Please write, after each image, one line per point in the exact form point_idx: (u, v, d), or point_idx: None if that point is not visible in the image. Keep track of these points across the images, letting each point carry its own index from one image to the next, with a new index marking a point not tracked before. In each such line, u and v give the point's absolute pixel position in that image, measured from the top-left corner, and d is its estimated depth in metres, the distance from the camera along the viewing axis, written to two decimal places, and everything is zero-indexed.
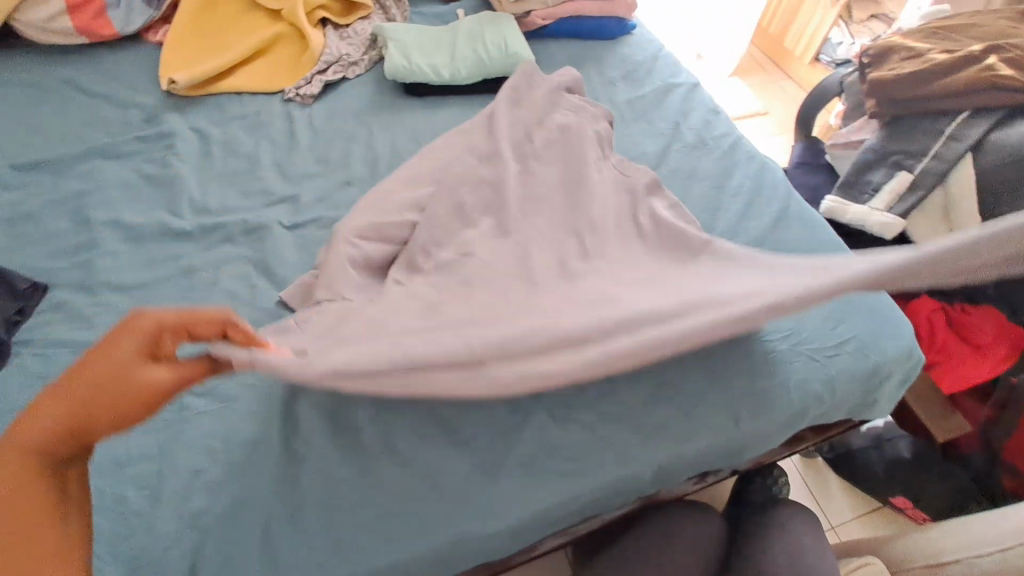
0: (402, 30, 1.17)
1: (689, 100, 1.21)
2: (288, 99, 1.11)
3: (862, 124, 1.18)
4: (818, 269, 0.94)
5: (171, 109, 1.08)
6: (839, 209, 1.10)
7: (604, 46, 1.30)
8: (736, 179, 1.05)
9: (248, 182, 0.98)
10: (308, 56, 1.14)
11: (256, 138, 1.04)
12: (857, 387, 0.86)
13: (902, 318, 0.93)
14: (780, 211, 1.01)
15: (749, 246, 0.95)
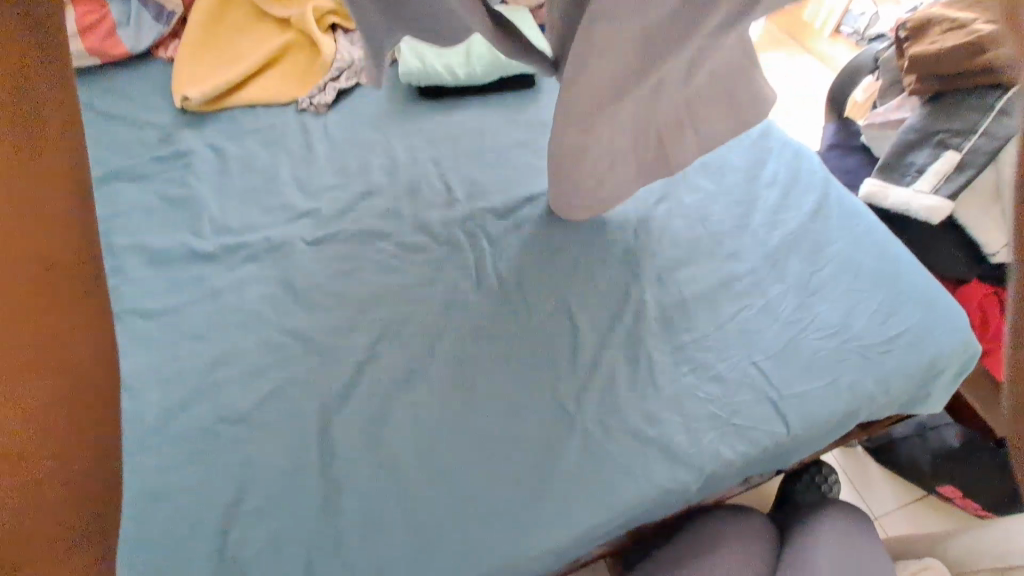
0: None
1: None
2: (302, 110, 1.09)
3: (900, 101, 1.12)
4: (863, 258, 0.90)
5: (186, 127, 1.06)
6: (880, 192, 1.06)
7: None
8: (771, 167, 1.01)
9: (268, 198, 0.96)
10: (320, 64, 1.12)
11: (272, 152, 1.02)
12: (912, 383, 0.82)
13: (954, 306, 0.88)
14: (819, 199, 0.96)
15: (789, 237, 0.91)
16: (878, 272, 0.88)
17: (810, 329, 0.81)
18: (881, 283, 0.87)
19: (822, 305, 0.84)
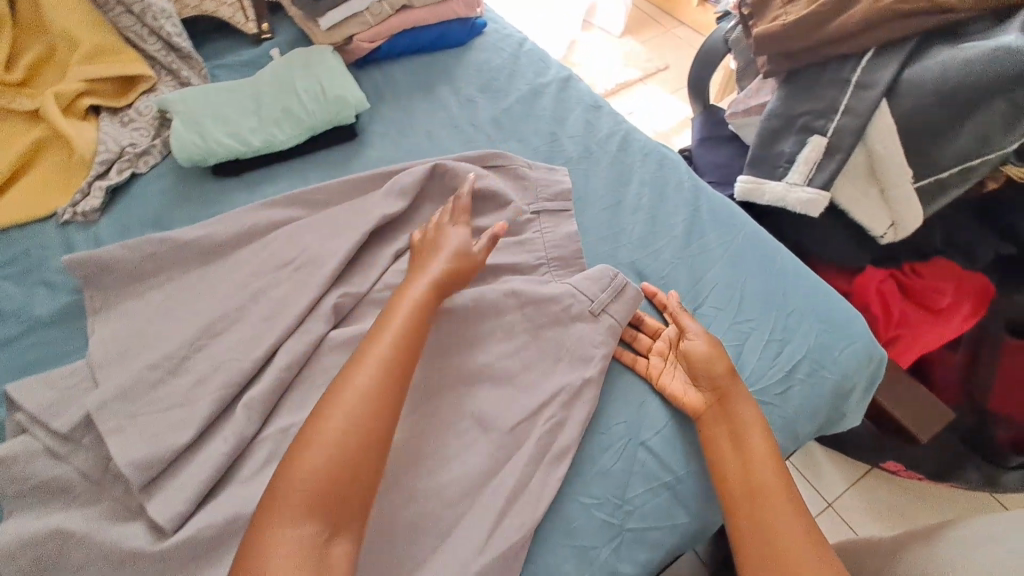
0: (190, 96, 0.93)
1: (562, 101, 1.04)
2: (65, 221, 0.87)
3: (758, 85, 1.03)
4: (748, 280, 0.79)
5: None
6: (754, 189, 0.96)
7: (453, 58, 1.11)
8: (633, 186, 0.90)
9: (23, 351, 0.75)
10: (76, 160, 0.90)
11: (29, 287, 0.81)
12: (821, 418, 0.72)
13: (851, 312, 0.79)
14: (691, 216, 0.86)
15: (663, 272, 0.80)
16: (764, 294, 0.78)
17: None
18: (769, 306, 0.77)
19: None
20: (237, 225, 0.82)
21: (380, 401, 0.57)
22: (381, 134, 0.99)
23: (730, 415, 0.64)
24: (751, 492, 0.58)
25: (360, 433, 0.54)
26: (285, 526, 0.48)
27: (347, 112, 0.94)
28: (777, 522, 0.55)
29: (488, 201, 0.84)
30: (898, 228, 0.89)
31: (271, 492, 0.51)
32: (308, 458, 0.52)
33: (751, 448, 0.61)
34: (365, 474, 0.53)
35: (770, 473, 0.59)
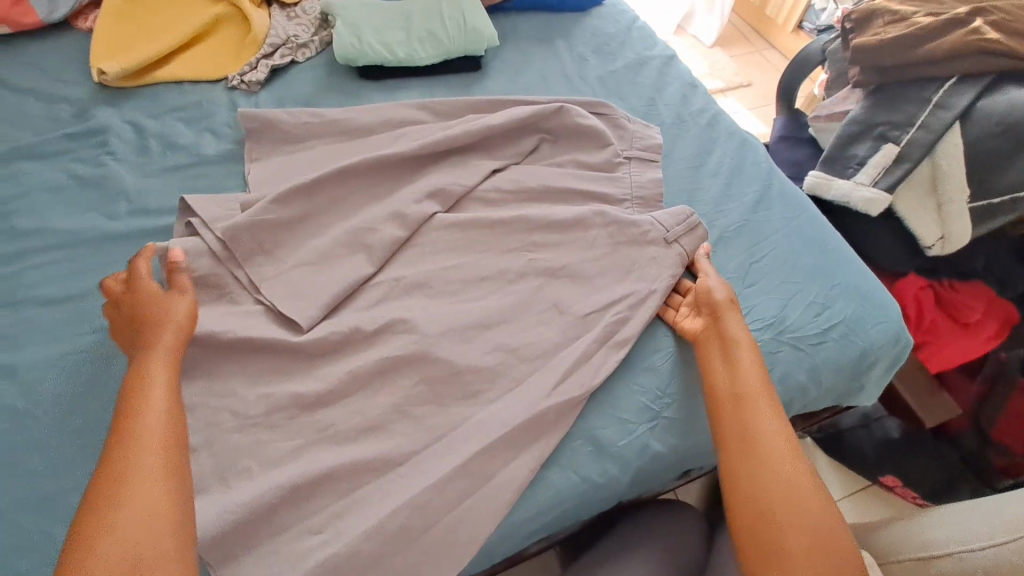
0: (353, 7, 1.09)
1: (664, 74, 1.15)
2: (232, 87, 1.03)
3: (846, 94, 1.12)
4: (801, 251, 0.90)
5: (104, 102, 0.99)
6: (823, 184, 1.06)
7: (573, 19, 1.24)
8: (715, 156, 1.01)
9: (191, 179, 0.91)
10: (250, 38, 1.05)
11: (197, 131, 0.97)
12: (843, 375, 0.82)
13: (888, 299, 0.89)
14: (762, 191, 0.97)
15: (729, 229, 0.91)
16: (815, 265, 0.89)
17: (747, 320, 0.81)
18: (817, 275, 0.87)
19: (758, 297, 0.83)
20: (377, 117, 0.97)
21: (165, 482, 0.55)
22: (502, 70, 1.12)
23: (722, 331, 0.74)
24: (732, 392, 0.69)
25: (163, 500, 0.54)
26: (122, 543, 0.50)
27: (479, 45, 1.08)
28: (754, 425, 0.65)
29: (592, 139, 0.95)
30: (946, 241, 0.98)
31: (100, 493, 0.52)
32: (134, 448, 0.55)
33: (740, 359, 0.71)
34: (176, 472, 0.56)
35: (752, 375, 0.69)
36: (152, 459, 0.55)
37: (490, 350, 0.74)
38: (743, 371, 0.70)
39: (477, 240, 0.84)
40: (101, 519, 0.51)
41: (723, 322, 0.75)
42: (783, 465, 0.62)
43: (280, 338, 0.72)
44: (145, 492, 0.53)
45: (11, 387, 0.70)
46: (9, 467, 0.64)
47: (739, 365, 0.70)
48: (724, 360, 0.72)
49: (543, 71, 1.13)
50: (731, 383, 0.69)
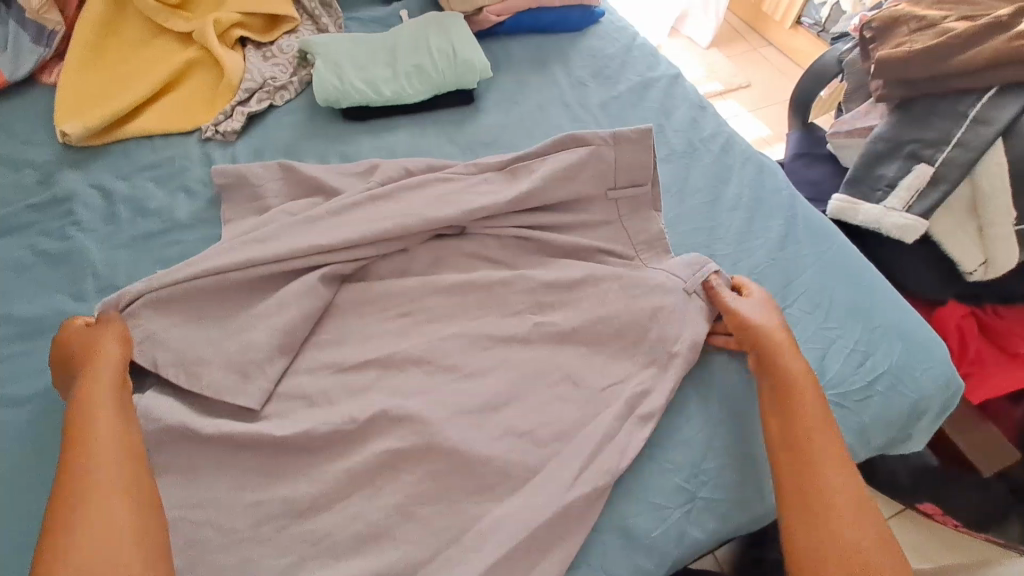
0: (333, 43, 1.01)
1: (670, 96, 1.07)
2: (207, 138, 0.95)
3: (868, 108, 1.04)
4: (836, 290, 0.82)
5: (69, 165, 0.91)
6: (849, 209, 0.97)
7: (568, 40, 1.16)
8: (733, 186, 0.92)
9: (165, 247, 0.83)
10: (224, 85, 0.98)
11: (170, 191, 0.89)
12: (893, 430, 0.74)
13: (935, 338, 0.81)
14: (787, 223, 0.88)
15: (755, 270, 0.83)
16: (852, 306, 0.80)
17: None
18: (855, 318, 0.79)
19: None
20: (363, 166, 0.89)
21: (116, 501, 0.53)
22: (496, 102, 1.04)
23: (782, 369, 0.67)
24: (799, 443, 0.62)
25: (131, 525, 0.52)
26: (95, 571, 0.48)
27: (471, 77, 1.00)
28: (802, 430, 0.63)
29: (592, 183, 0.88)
30: (989, 266, 0.90)
31: (68, 519, 0.51)
32: (87, 493, 0.53)
33: (807, 406, 0.64)
34: (138, 489, 0.55)
35: (822, 426, 0.63)
36: (110, 478, 0.55)
37: (500, 436, 0.67)
38: (809, 419, 0.63)
39: (481, 304, 0.79)
40: (56, 558, 0.49)
41: (783, 359, 0.68)
42: (832, 472, 0.59)
43: (266, 435, 0.65)
44: (100, 515, 0.52)
45: None
46: None
47: (804, 415, 0.64)
48: (790, 406, 0.65)
49: (540, 100, 1.05)
50: (799, 432, 0.62)
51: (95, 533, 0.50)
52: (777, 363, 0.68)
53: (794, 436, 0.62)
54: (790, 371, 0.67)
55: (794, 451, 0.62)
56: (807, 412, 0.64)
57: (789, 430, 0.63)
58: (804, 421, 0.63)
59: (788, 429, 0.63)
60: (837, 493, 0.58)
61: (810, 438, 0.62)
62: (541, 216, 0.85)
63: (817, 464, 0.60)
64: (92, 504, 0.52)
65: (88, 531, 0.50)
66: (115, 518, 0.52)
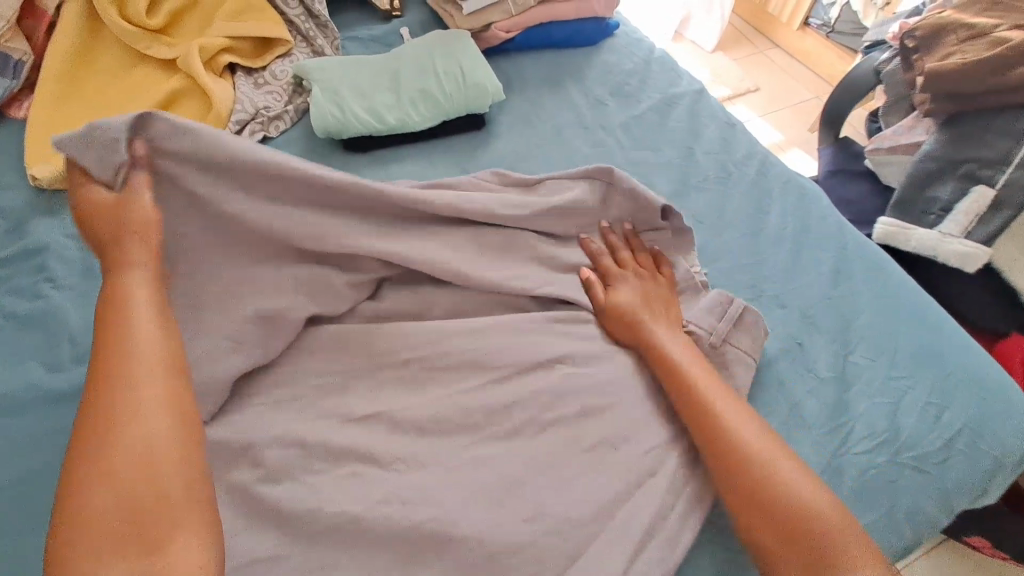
0: (330, 68, 0.93)
1: (696, 114, 0.99)
2: None
3: (911, 123, 0.97)
4: (900, 333, 0.74)
5: (43, 211, 0.83)
6: (899, 234, 0.89)
7: (582, 56, 1.08)
8: (775, 216, 0.85)
9: None
10: (212, 116, 0.88)
11: None
12: (976, 495, 0.66)
13: (1011, 384, 0.73)
14: (837, 256, 0.81)
15: (809, 312, 0.75)
16: (920, 351, 0.72)
17: (854, 440, 0.65)
18: (924, 364, 0.71)
19: (861, 404, 0.67)
20: None
21: (166, 421, 0.46)
22: (509, 126, 0.96)
23: (659, 351, 0.67)
24: (739, 455, 0.57)
25: (147, 463, 0.43)
26: (126, 456, 0.42)
27: (482, 101, 0.92)
28: (716, 424, 0.60)
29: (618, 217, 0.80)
30: None
31: (97, 412, 0.45)
32: (117, 381, 0.46)
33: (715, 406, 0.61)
34: (183, 407, 0.47)
35: (742, 426, 0.59)
36: (151, 368, 0.48)
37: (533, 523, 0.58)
38: (739, 429, 0.59)
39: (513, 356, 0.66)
40: (75, 486, 0.41)
41: (661, 341, 0.67)
42: (783, 474, 0.56)
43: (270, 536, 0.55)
44: (141, 429, 0.44)
45: None
46: None
47: (717, 416, 0.60)
48: (703, 416, 0.61)
49: (557, 124, 0.97)
50: (717, 438, 0.59)
51: (132, 437, 0.44)
52: (688, 389, 0.63)
53: (708, 439, 0.59)
54: (666, 363, 0.65)
55: (724, 464, 0.58)
56: (709, 408, 0.61)
57: (713, 432, 0.59)
58: (719, 428, 0.60)
59: (709, 440, 0.59)
60: (780, 496, 0.54)
61: (732, 440, 0.58)
62: (567, 254, 0.76)
63: (760, 467, 0.56)
64: (131, 416, 0.45)
65: (127, 441, 0.43)
66: (152, 438, 0.44)
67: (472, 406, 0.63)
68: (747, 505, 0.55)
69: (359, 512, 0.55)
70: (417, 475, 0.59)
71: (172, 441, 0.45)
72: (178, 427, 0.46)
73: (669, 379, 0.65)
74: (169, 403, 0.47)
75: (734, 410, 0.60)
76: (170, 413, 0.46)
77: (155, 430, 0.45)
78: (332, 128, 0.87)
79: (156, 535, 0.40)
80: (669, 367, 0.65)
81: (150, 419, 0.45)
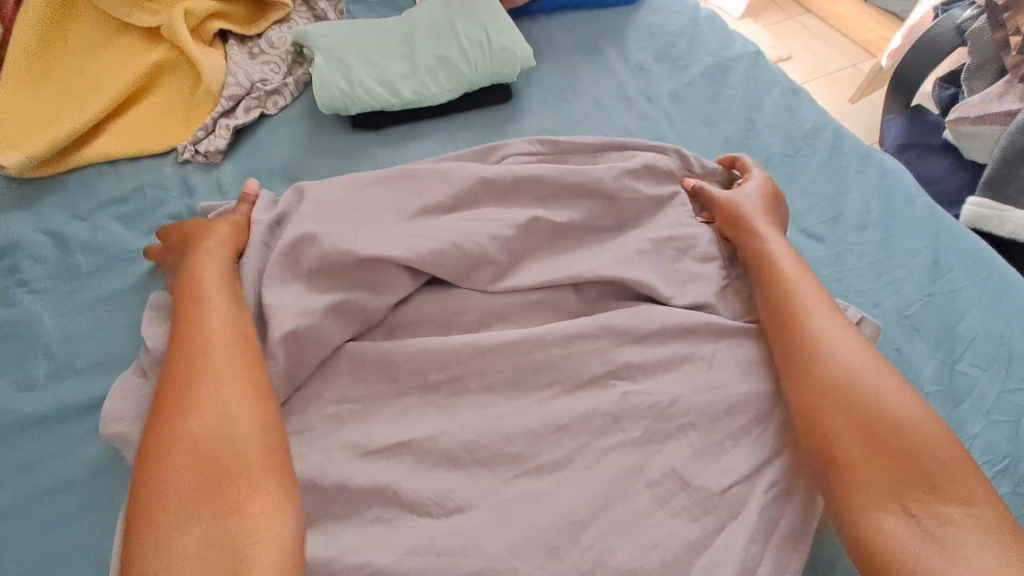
0: (334, 33, 0.81)
1: (754, 81, 0.87)
2: (185, 160, 0.76)
3: (1002, 89, 0.84)
4: (1014, 333, 0.62)
5: (12, 202, 0.73)
6: (995, 217, 0.78)
7: (620, 16, 0.95)
8: (855, 198, 0.73)
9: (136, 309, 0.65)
10: (203, 92, 0.78)
11: (141, 233, 0.71)
12: None
13: None
14: (931, 242, 0.69)
15: (904, 309, 0.64)
16: None
17: None
18: None
19: (975, 420, 0.57)
20: None
21: (237, 402, 0.47)
22: (541, 97, 0.84)
23: (762, 265, 0.62)
24: (840, 369, 0.53)
25: (226, 441, 0.44)
26: (208, 422, 0.45)
27: (510, 70, 0.80)
28: (810, 329, 0.56)
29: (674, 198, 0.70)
30: None
31: (176, 385, 0.47)
32: (201, 364, 0.48)
33: (819, 321, 0.57)
34: (255, 383, 0.49)
35: (856, 347, 0.54)
36: (228, 357, 0.49)
37: None
38: (838, 345, 0.55)
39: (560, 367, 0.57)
40: (158, 444, 0.44)
41: (770, 255, 0.62)
42: (899, 407, 0.50)
43: None
44: (215, 410, 0.46)
45: None
46: None
47: (828, 335, 0.55)
48: (808, 322, 0.57)
49: (595, 94, 0.84)
50: (818, 351, 0.55)
51: (218, 409, 0.46)
52: (786, 307, 0.58)
53: (807, 349, 0.55)
54: (770, 273, 0.61)
55: (820, 375, 0.53)
56: (819, 323, 0.57)
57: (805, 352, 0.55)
58: (825, 343, 0.55)
59: (808, 348, 0.55)
60: (874, 402, 0.51)
61: (835, 358, 0.54)
62: (618, 246, 0.65)
63: (872, 392, 0.51)
64: (212, 396, 0.47)
65: (210, 403, 0.46)
66: (224, 424, 0.45)
67: (516, 430, 0.53)
68: (850, 419, 0.50)
69: (389, 564, 0.46)
70: (455, 516, 0.49)
71: (245, 413, 0.46)
72: (249, 402, 0.47)
73: (773, 294, 0.60)
74: (246, 380, 0.49)
75: (841, 334, 0.55)
76: (246, 395, 0.48)
77: (230, 417, 0.46)
78: (338, 101, 0.75)
79: (229, 506, 0.41)
80: (774, 280, 0.60)
81: (221, 403, 0.46)
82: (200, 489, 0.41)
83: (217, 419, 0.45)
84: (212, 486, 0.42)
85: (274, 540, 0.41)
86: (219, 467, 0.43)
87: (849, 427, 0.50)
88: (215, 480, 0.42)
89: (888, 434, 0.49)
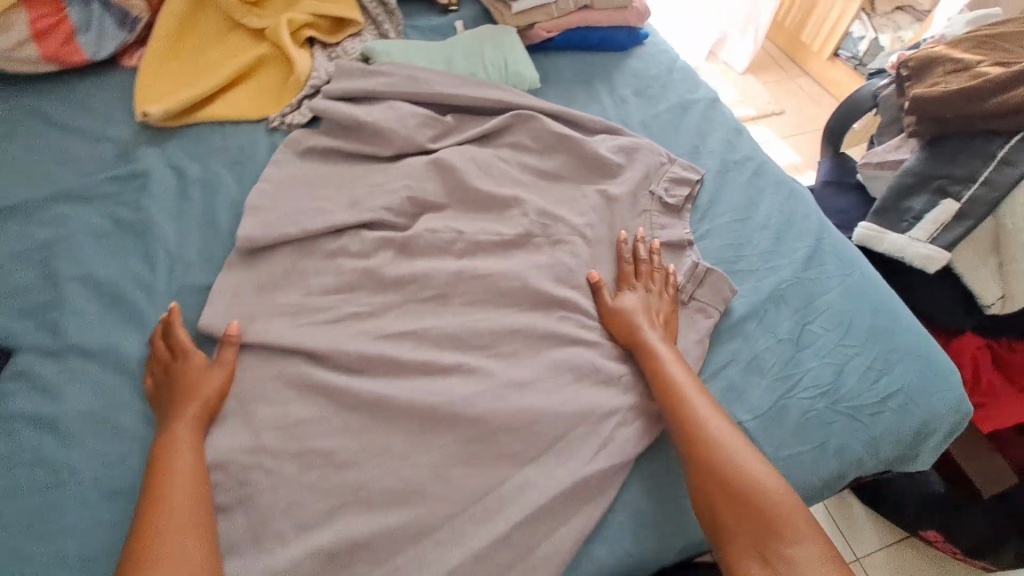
0: (394, 49, 1.09)
1: (708, 119, 1.12)
2: (273, 129, 1.04)
3: (900, 142, 1.08)
4: (857, 312, 0.86)
5: (147, 143, 1.00)
6: (875, 237, 1.01)
7: (614, 59, 1.22)
8: (763, 208, 0.97)
9: (229, 224, 0.91)
10: (292, 81, 1.05)
11: (235, 175, 0.97)
12: (900, 448, 0.78)
13: (948, 365, 0.84)
14: (813, 245, 0.93)
15: (780, 286, 0.87)
16: (872, 328, 0.84)
17: (800, 389, 0.78)
18: (874, 339, 0.83)
19: (812, 362, 0.80)
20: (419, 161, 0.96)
21: (187, 467, 0.65)
22: None
23: (653, 355, 0.77)
24: (708, 443, 0.69)
25: (195, 474, 0.65)
26: (181, 479, 0.63)
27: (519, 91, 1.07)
28: (689, 413, 0.71)
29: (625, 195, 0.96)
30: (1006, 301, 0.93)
31: (157, 479, 0.63)
32: (167, 462, 0.65)
33: (692, 406, 0.72)
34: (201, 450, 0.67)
35: (721, 431, 0.70)
36: (191, 443, 0.67)
37: (523, 418, 0.73)
38: (709, 427, 0.70)
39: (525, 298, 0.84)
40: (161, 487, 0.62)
41: (663, 350, 0.77)
42: (756, 470, 0.66)
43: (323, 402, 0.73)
44: (187, 478, 0.64)
45: (52, 439, 0.71)
46: (50, 527, 0.65)
47: (696, 416, 0.71)
48: (684, 411, 0.72)
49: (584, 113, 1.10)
50: (695, 432, 0.70)
51: (182, 481, 0.63)
52: (669, 398, 0.73)
53: (687, 433, 0.70)
54: (660, 367, 0.76)
55: (698, 457, 0.68)
56: (691, 407, 0.72)
57: (687, 435, 0.70)
58: (696, 423, 0.70)
59: (683, 433, 0.70)
60: (736, 474, 0.66)
61: (710, 437, 0.69)
62: (575, 222, 0.91)
63: (732, 468, 0.66)
64: (177, 467, 0.64)
65: (178, 480, 0.63)
66: (190, 498, 0.63)
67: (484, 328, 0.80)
68: (720, 492, 0.66)
69: None
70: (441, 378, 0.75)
71: (191, 481, 0.64)
72: (199, 476, 0.65)
73: (660, 388, 0.75)
74: (197, 456, 0.66)
75: (710, 413, 0.71)
76: (196, 472, 0.65)
77: (188, 466, 0.65)
78: (389, 96, 1.02)
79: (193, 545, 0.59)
80: (661, 373, 0.75)
81: (196, 473, 0.65)
82: (187, 520, 0.60)
83: (192, 475, 0.64)
84: (176, 524, 0.60)
85: (199, 551, 0.59)
86: (189, 516, 0.61)
87: (720, 503, 0.66)
88: (185, 521, 0.60)
89: (749, 500, 0.64)
